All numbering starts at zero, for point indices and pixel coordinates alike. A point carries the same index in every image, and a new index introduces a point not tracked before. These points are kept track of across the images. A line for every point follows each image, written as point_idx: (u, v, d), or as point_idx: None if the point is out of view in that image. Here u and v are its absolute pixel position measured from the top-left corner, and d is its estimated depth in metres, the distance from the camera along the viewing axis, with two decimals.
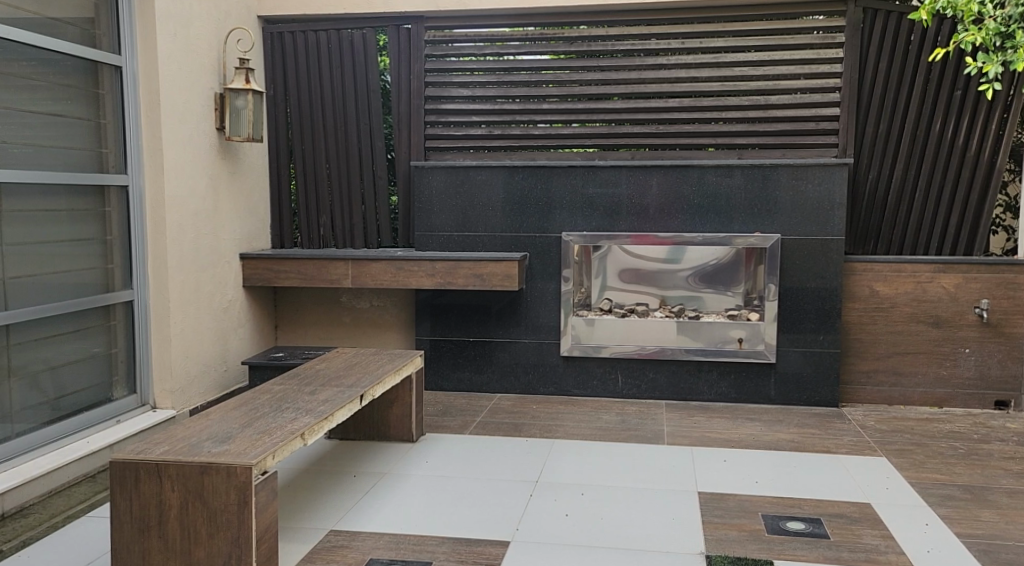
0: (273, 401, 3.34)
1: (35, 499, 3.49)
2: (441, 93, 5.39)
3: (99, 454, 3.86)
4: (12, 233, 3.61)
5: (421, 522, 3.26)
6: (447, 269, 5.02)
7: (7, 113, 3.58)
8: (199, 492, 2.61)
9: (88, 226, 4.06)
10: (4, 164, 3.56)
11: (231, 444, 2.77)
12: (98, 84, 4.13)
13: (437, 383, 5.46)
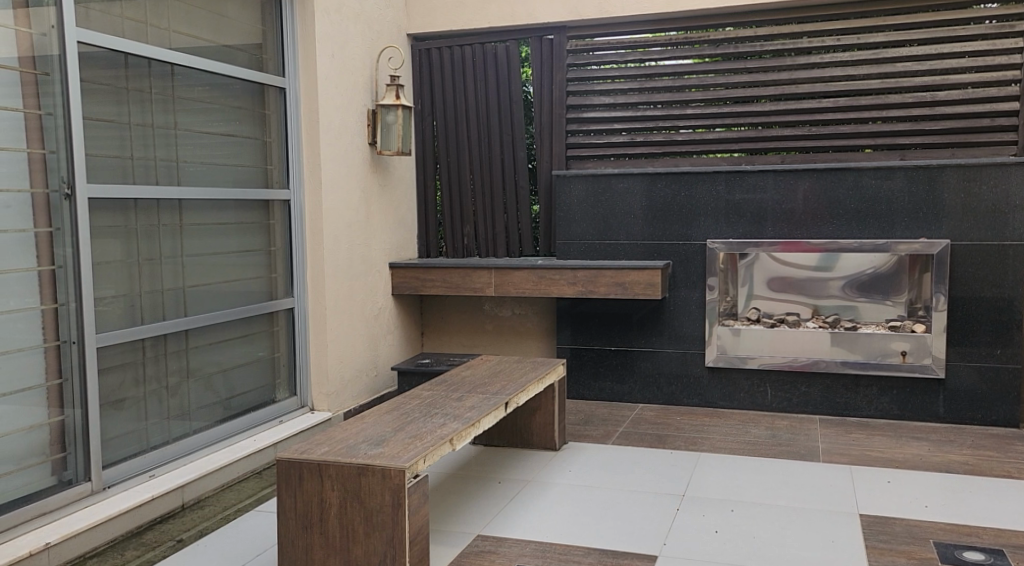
0: (423, 407, 3.44)
1: (209, 492, 3.74)
2: (583, 102, 5.41)
3: (263, 452, 4.10)
4: (191, 245, 3.89)
5: (566, 531, 3.27)
6: (589, 278, 5.01)
7: (187, 135, 3.86)
8: (357, 492, 2.71)
9: (255, 238, 4.33)
10: (185, 182, 3.84)
11: (385, 447, 2.88)
12: (265, 105, 4.40)
13: (578, 392, 5.47)
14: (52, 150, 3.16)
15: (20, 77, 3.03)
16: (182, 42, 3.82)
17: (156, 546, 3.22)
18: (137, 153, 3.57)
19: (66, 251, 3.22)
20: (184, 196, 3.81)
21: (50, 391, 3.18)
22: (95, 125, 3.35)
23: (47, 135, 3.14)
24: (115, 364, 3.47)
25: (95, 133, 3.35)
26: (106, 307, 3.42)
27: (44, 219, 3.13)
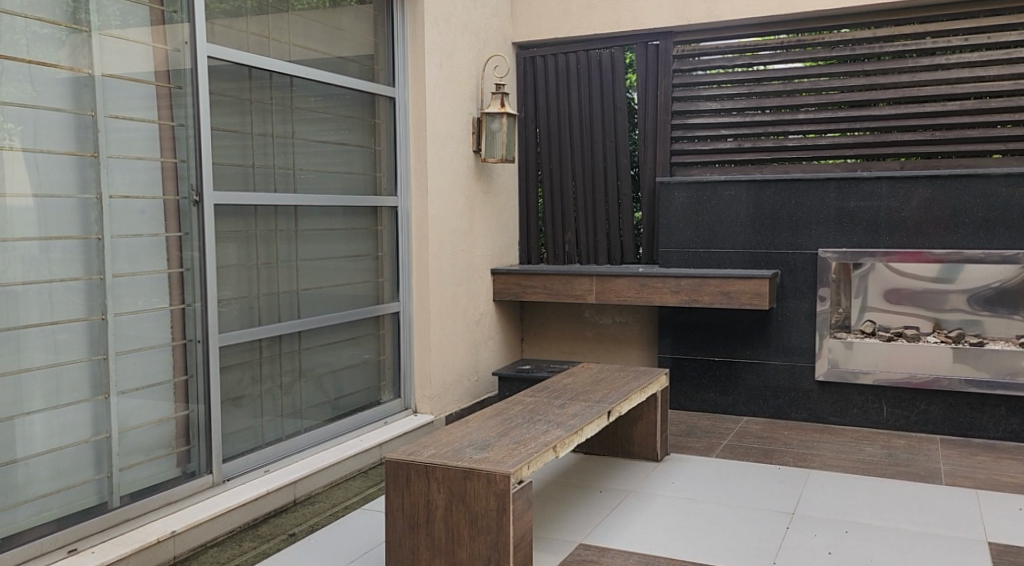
0: (525, 413, 3.45)
1: (319, 489, 3.86)
2: (689, 108, 5.33)
3: (370, 452, 4.21)
4: (305, 250, 4.03)
5: (671, 544, 3.22)
6: (693, 286, 4.92)
7: (303, 144, 4.00)
8: (462, 495, 2.74)
9: (363, 243, 4.45)
10: (300, 190, 3.99)
11: (490, 451, 2.90)
12: (375, 114, 4.51)
13: (681, 403, 5.38)
14: (182, 159, 3.33)
15: (155, 90, 3.21)
16: (300, 55, 3.97)
17: (271, 539, 3.34)
18: (257, 162, 3.72)
19: (193, 254, 3.39)
20: (300, 203, 3.95)
21: (176, 387, 3.34)
22: (220, 135, 3.51)
23: (178, 145, 3.32)
24: (234, 362, 3.63)
25: (220, 143, 3.51)
26: (227, 309, 3.57)
27: (174, 224, 3.31)
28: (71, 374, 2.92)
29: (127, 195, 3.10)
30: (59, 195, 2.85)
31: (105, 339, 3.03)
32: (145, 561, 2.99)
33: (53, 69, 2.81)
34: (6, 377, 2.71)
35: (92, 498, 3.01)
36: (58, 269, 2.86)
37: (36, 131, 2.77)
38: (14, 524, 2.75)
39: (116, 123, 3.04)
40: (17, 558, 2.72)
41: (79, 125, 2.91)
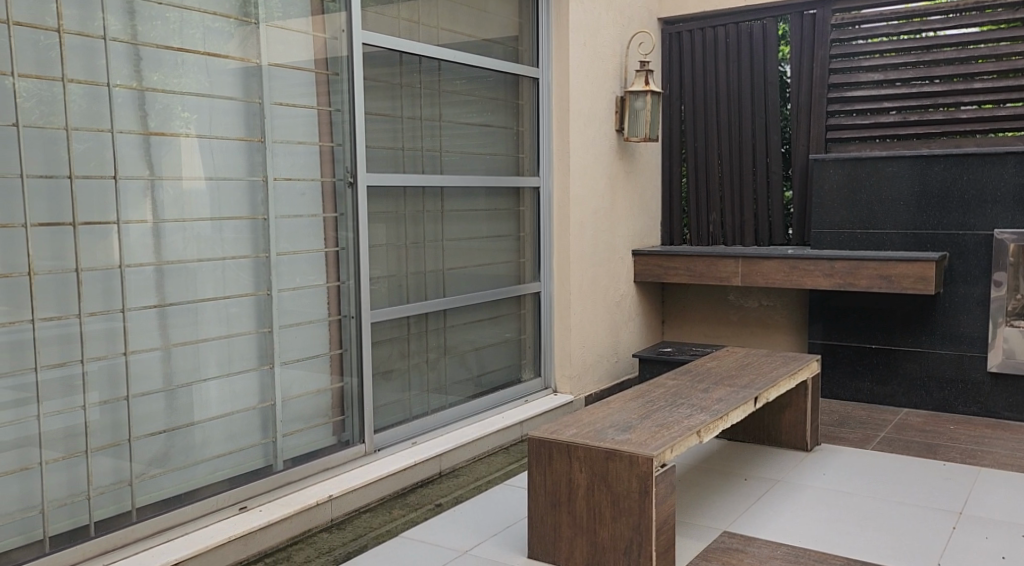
0: (668, 396, 3.41)
1: (463, 463, 3.97)
2: (847, 80, 5.06)
3: (512, 429, 4.29)
4: (450, 230, 4.14)
5: (824, 538, 3.10)
6: (848, 269, 4.70)
7: (450, 126, 4.10)
8: (604, 476, 2.74)
9: (506, 224, 4.52)
10: (447, 171, 4.09)
11: (633, 433, 2.88)
12: (519, 96, 4.55)
13: (832, 392, 5.16)
14: (339, 143, 3.48)
15: (315, 78, 3.36)
16: (448, 38, 4.05)
17: (419, 508, 3.47)
18: (407, 145, 3.84)
19: (348, 234, 3.55)
20: (446, 184, 4.06)
21: (332, 359, 3.51)
22: (374, 119, 3.65)
23: (335, 129, 3.47)
24: (385, 337, 3.77)
25: (374, 127, 3.65)
26: (378, 286, 3.72)
27: (331, 206, 3.47)
28: (241, 345, 3.13)
29: (289, 177, 3.27)
30: (230, 178, 3.05)
31: (270, 314, 3.23)
32: (306, 521, 3.18)
33: (223, 61, 2.99)
34: (186, 345, 2.94)
35: (258, 460, 3.22)
36: (231, 247, 3.07)
37: (210, 118, 2.96)
38: (193, 481, 2.99)
39: (280, 110, 3.22)
40: (195, 512, 2.96)
41: (248, 113, 3.10)
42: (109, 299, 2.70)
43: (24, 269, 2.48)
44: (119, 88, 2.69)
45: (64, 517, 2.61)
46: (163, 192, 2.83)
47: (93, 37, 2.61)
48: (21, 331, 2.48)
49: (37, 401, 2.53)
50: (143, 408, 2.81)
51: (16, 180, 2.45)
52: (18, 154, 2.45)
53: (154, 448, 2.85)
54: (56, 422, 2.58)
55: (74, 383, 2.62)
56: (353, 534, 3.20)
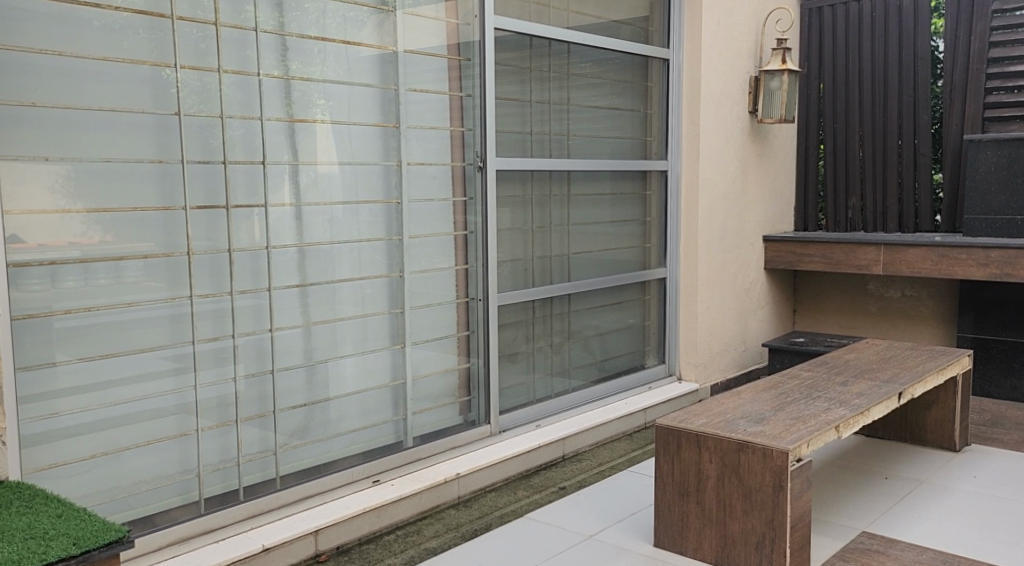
0: (803, 388, 3.30)
1: (586, 447, 3.96)
2: (1010, 54, 4.71)
3: (636, 416, 4.25)
4: (576, 214, 4.13)
5: (975, 545, 2.92)
6: (1006, 259, 4.39)
7: (578, 109, 4.08)
8: (735, 468, 2.67)
9: (632, 208, 4.47)
10: (574, 155, 4.07)
11: (766, 426, 2.80)
12: (648, 77, 4.48)
13: (983, 389, 4.85)
14: (469, 127, 3.53)
15: (447, 63, 3.41)
16: (578, 21, 4.02)
17: (542, 490, 3.49)
18: (535, 129, 3.85)
19: (477, 219, 3.59)
20: (573, 168, 4.05)
21: (459, 341, 3.58)
22: (504, 104, 3.67)
23: (465, 114, 3.51)
24: (511, 321, 3.81)
25: (504, 111, 3.68)
26: (504, 270, 3.75)
27: (460, 190, 3.52)
28: (375, 325, 3.23)
29: (421, 162, 3.34)
30: (367, 163, 3.14)
31: (402, 295, 3.31)
32: (434, 497, 3.26)
33: (360, 48, 3.08)
34: (324, 324, 3.06)
35: (390, 436, 3.32)
36: (366, 230, 3.16)
37: (350, 105, 3.06)
38: (329, 453, 3.11)
39: (415, 96, 3.28)
40: (332, 483, 3.08)
41: (384, 99, 3.18)
42: (257, 279, 2.84)
43: (183, 249, 2.63)
44: (268, 77, 2.81)
45: (217, 481, 2.78)
46: (305, 176, 2.95)
47: (245, 29, 2.73)
48: (180, 306, 2.65)
49: (193, 371, 2.69)
50: (286, 383, 2.95)
51: (177, 165, 2.60)
52: (180, 141, 2.60)
53: (295, 421, 2.99)
54: (210, 392, 2.74)
55: (224, 355, 2.77)
56: (480, 513, 3.26)
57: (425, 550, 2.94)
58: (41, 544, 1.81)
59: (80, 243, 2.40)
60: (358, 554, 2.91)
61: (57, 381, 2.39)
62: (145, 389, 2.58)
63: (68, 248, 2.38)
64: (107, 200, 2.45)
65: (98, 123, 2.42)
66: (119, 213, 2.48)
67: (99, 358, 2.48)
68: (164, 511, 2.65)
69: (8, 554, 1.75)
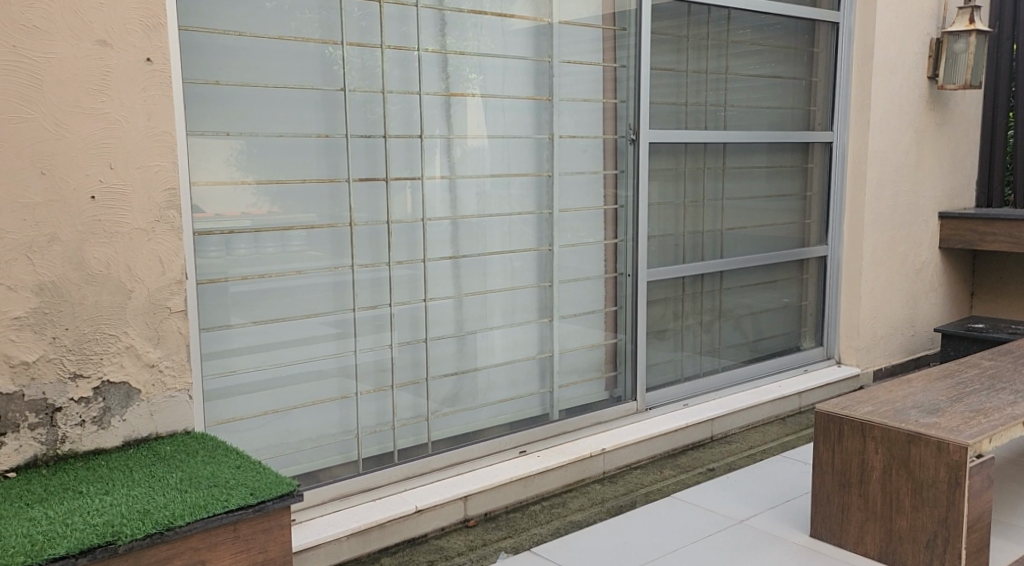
0: (984, 379, 3.06)
1: (736, 429, 3.85)
2: None
3: (791, 399, 4.09)
4: (732, 189, 4.00)
5: None
6: None
7: (737, 79, 3.93)
8: (905, 461, 2.51)
9: (792, 183, 4.28)
10: (731, 126, 3.93)
11: (941, 417, 2.62)
12: (814, 44, 4.26)
13: None
14: (623, 99, 3.46)
15: (602, 34, 3.35)
16: None
17: (690, 470, 3.42)
18: (691, 100, 3.74)
19: (628, 193, 3.54)
20: (730, 140, 3.91)
21: (607, 316, 3.55)
22: (660, 74, 3.58)
23: (619, 85, 3.45)
24: (660, 297, 3.74)
25: (660, 82, 3.59)
26: (655, 245, 3.68)
27: (612, 162, 3.47)
28: (524, 298, 3.25)
29: (573, 134, 3.31)
30: (519, 136, 3.15)
31: (551, 269, 3.31)
32: (580, 471, 3.26)
33: (515, 21, 3.07)
34: (475, 296, 3.11)
35: (536, 408, 3.35)
36: (517, 203, 3.18)
37: (504, 79, 3.07)
38: (478, 422, 3.17)
39: (568, 68, 3.25)
40: (481, 450, 3.14)
41: (538, 72, 3.17)
42: (413, 250, 2.91)
43: (346, 220, 2.74)
44: (426, 52, 2.86)
45: (374, 443, 2.90)
46: (459, 149, 2.99)
47: (406, 5, 2.79)
48: (342, 275, 2.75)
49: (353, 337, 2.81)
50: (438, 351, 3.03)
51: (342, 139, 2.70)
52: (345, 116, 2.69)
53: (446, 389, 3.07)
54: (368, 358, 2.85)
55: (382, 323, 2.87)
56: (625, 489, 3.23)
57: (571, 522, 2.95)
58: (223, 492, 1.93)
59: (251, 213, 2.53)
60: (505, 522, 2.96)
61: (232, 341, 2.54)
62: (310, 353, 2.72)
63: (241, 218, 2.52)
64: (277, 172, 2.57)
65: (268, 100, 2.53)
66: (288, 185, 2.60)
67: (269, 322, 2.62)
68: (326, 468, 2.79)
69: (195, 499, 1.90)
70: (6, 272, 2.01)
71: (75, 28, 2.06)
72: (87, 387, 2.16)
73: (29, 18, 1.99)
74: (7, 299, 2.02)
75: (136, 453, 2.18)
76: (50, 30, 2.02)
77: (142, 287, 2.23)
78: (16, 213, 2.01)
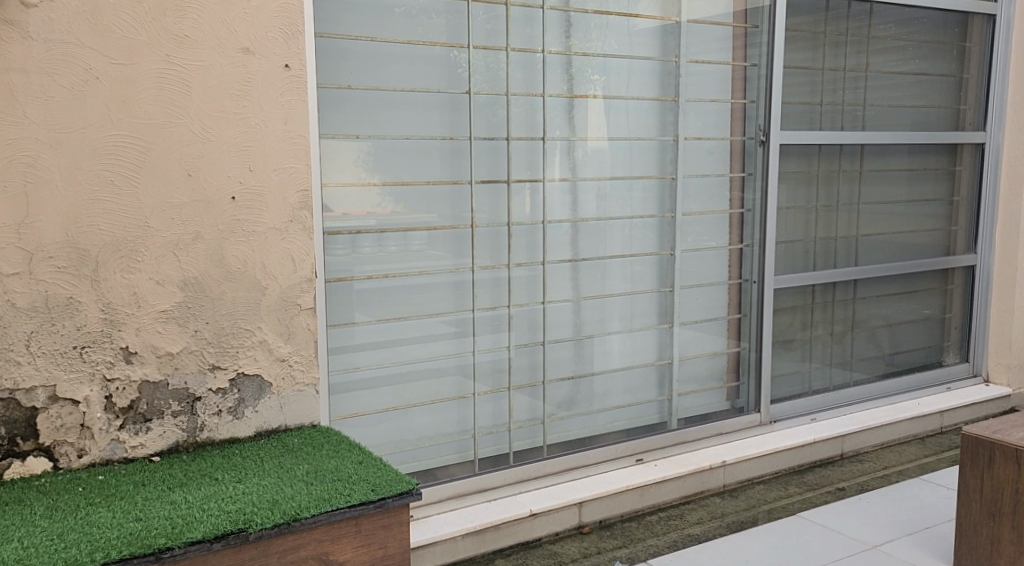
0: None
1: (869, 448, 3.64)
2: None
3: (930, 418, 3.84)
4: (869, 192, 3.79)
5: None
6: None
7: (878, 77, 3.73)
8: None
9: (937, 186, 4.01)
10: (870, 126, 3.73)
11: None
12: (965, 38, 3.99)
13: None
14: (753, 99, 3.34)
15: (733, 31, 3.24)
16: None
17: (817, 489, 3.26)
18: (827, 99, 3.56)
19: (756, 196, 3.41)
20: (869, 141, 3.70)
21: (730, 324, 3.43)
22: (794, 73, 3.44)
23: (749, 85, 3.33)
24: (788, 305, 3.58)
25: (794, 81, 3.44)
26: (785, 251, 3.53)
27: (739, 164, 3.35)
28: (644, 303, 3.18)
29: (699, 136, 3.21)
30: (643, 138, 3.09)
31: (672, 274, 3.23)
32: (699, 483, 3.16)
33: (642, 20, 3.02)
34: (594, 299, 3.07)
35: (654, 415, 3.28)
36: (639, 206, 3.12)
37: (629, 79, 3.02)
38: (594, 427, 3.13)
39: (696, 67, 3.16)
40: (598, 456, 3.10)
41: (664, 71, 3.10)
42: (533, 252, 2.90)
43: (468, 221, 2.76)
44: (551, 53, 2.85)
45: (490, 444, 2.91)
46: (580, 150, 2.95)
47: (532, 7, 2.78)
48: (463, 275, 2.77)
49: (471, 337, 2.82)
50: (555, 354, 3.01)
51: (466, 141, 2.72)
52: (469, 119, 2.71)
53: (562, 392, 3.05)
54: (485, 358, 2.87)
55: (500, 324, 2.88)
56: (746, 505, 3.11)
57: (689, 535, 2.86)
58: (346, 487, 1.98)
59: (376, 212, 2.58)
60: (620, 530, 2.90)
61: (356, 338, 2.60)
62: (429, 352, 2.75)
63: (367, 217, 2.57)
64: (402, 174, 2.61)
65: (395, 103, 2.58)
66: (412, 186, 2.64)
67: (391, 321, 2.66)
68: (443, 466, 2.81)
69: (321, 492, 1.95)
70: (154, 268, 2.13)
71: (221, 37, 2.16)
72: (224, 378, 2.26)
73: (181, 28, 2.10)
74: (156, 292, 2.14)
75: (266, 444, 2.27)
76: (199, 39, 2.13)
77: (275, 284, 2.31)
78: (164, 212, 2.12)
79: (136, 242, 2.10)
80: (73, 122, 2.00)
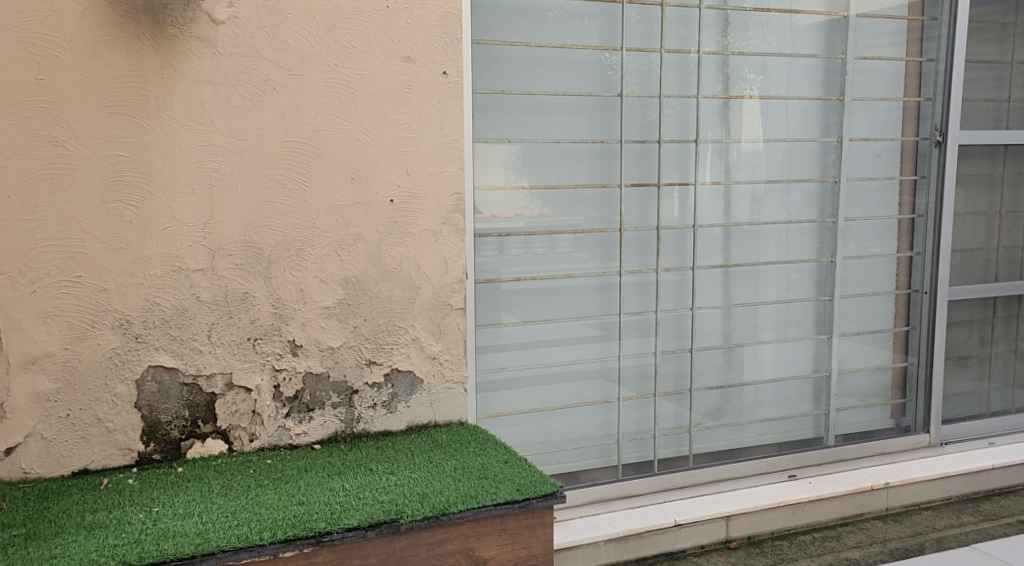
0: None
1: None
2: None
3: None
4: None
5: None
6: None
7: None
8: None
9: None
10: None
11: None
12: None
13: None
14: (928, 97, 3.12)
15: (908, 25, 3.04)
16: None
17: (997, 520, 2.98)
18: (1015, 95, 3.27)
19: (929, 200, 3.17)
20: None
21: (897, 337, 3.22)
22: (978, 67, 3.18)
23: (925, 81, 3.11)
24: (965, 319, 3.31)
25: (977, 76, 3.18)
26: (963, 260, 3.26)
27: (911, 166, 3.13)
28: (799, 312, 3.04)
29: (866, 137, 3.03)
30: (804, 140, 2.96)
31: (833, 282, 3.07)
32: (860, 504, 2.97)
33: (805, 17, 2.89)
34: (746, 307, 2.96)
35: (810, 430, 3.13)
36: (797, 211, 2.99)
37: (789, 79, 2.90)
38: (744, 439, 3.03)
39: (865, 65, 2.99)
40: (748, 469, 2.99)
41: (829, 69, 2.95)
42: (682, 257, 2.85)
43: (617, 225, 2.74)
44: (706, 54, 2.78)
45: (635, 450, 2.87)
46: (734, 153, 2.87)
47: (688, 7, 2.73)
48: (610, 278, 2.76)
49: (617, 341, 2.80)
50: (704, 362, 2.94)
51: (616, 144, 2.70)
52: (620, 122, 2.70)
53: (710, 402, 2.97)
54: (631, 363, 2.84)
55: (647, 329, 2.84)
56: (913, 531, 2.90)
57: (846, 559, 2.70)
58: (492, 486, 2.01)
59: (523, 215, 2.61)
60: (770, 548, 2.77)
61: (501, 338, 2.65)
62: (574, 354, 2.76)
63: (515, 220, 2.61)
64: (550, 177, 2.64)
65: (545, 107, 2.60)
66: (560, 190, 2.66)
67: (537, 323, 2.69)
68: (587, 470, 2.81)
69: (467, 489, 1.99)
70: (320, 267, 2.26)
71: (385, 46, 2.26)
72: (379, 373, 2.36)
73: (349, 39, 2.22)
74: (321, 290, 2.27)
75: (417, 439, 2.35)
76: (365, 49, 2.24)
77: (428, 284, 2.39)
78: (329, 214, 2.25)
79: (304, 242, 2.24)
80: (253, 129, 2.16)
